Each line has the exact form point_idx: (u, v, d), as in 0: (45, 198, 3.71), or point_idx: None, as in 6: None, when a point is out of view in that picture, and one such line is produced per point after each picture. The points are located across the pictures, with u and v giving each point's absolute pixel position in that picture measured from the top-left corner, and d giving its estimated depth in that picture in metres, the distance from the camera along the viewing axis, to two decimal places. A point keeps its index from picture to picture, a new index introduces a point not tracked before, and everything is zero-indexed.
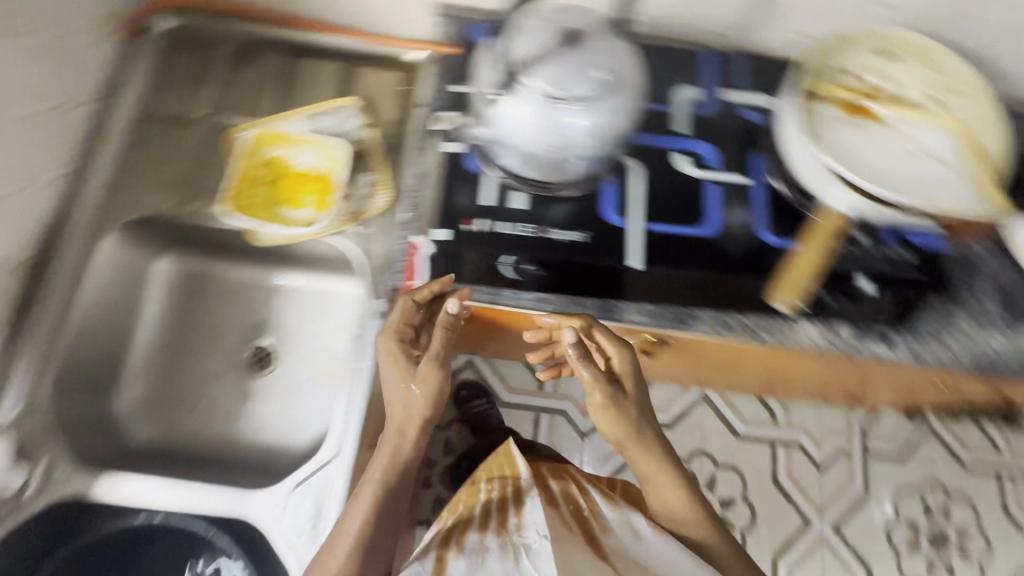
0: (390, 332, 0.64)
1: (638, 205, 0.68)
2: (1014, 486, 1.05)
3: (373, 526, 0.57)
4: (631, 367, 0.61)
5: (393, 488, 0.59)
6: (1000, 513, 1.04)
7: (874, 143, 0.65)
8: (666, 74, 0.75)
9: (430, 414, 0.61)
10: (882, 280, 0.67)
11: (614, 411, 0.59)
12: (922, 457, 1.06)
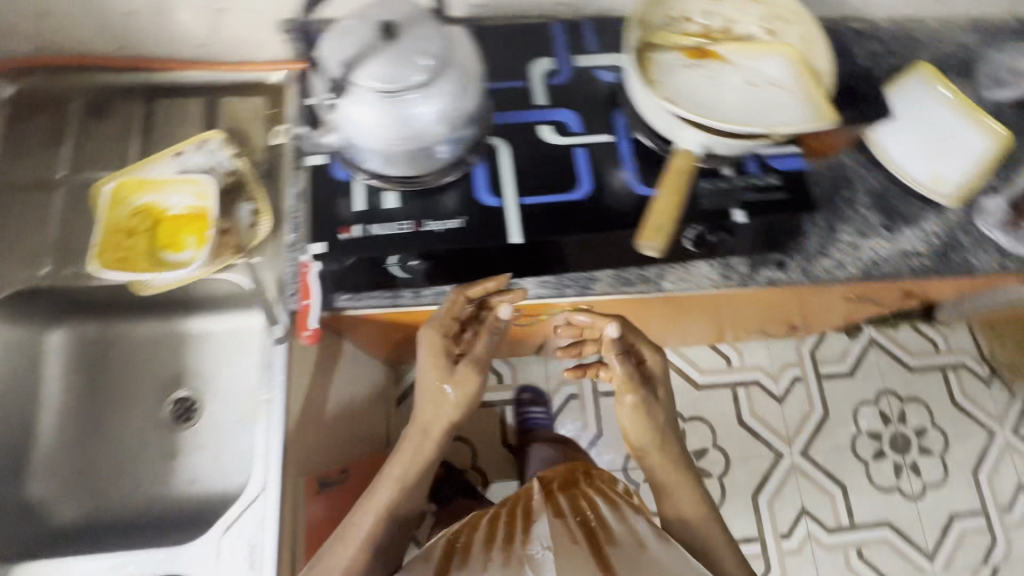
0: (440, 329, 0.67)
1: (508, 181, 0.69)
2: (954, 373, 1.39)
3: (381, 519, 0.66)
4: (655, 368, 0.78)
5: (415, 484, 0.69)
6: (952, 402, 1.38)
7: (716, 80, 0.68)
8: (519, 50, 0.76)
9: (455, 421, 0.70)
10: (752, 208, 0.71)
11: (632, 401, 0.75)
12: (865, 369, 1.39)
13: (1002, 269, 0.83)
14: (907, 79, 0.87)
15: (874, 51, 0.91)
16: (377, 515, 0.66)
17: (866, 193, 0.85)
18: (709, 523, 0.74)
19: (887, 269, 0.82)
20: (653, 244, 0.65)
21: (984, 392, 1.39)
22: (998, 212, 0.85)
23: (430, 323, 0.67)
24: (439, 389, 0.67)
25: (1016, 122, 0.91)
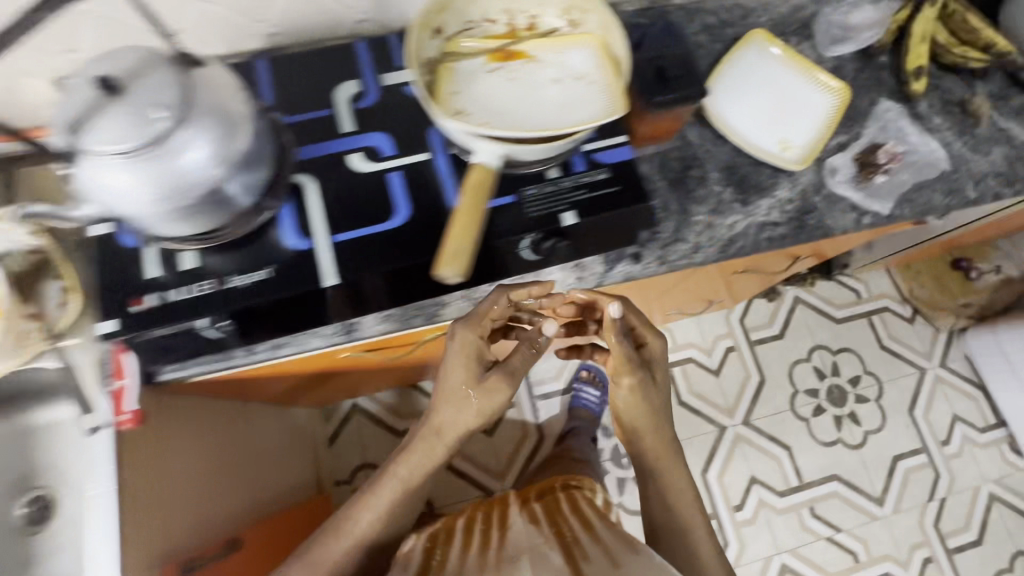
0: (476, 331, 0.67)
1: (317, 219, 0.64)
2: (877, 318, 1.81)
3: (378, 522, 0.74)
4: (656, 353, 0.78)
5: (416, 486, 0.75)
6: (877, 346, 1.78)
7: (518, 84, 0.65)
8: (323, 77, 0.71)
9: (470, 429, 0.71)
10: (584, 208, 0.67)
11: (637, 386, 0.75)
12: (795, 327, 1.78)
13: (859, 225, 0.82)
14: (742, 50, 0.87)
15: (709, 24, 0.89)
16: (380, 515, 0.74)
17: (718, 169, 0.83)
18: (692, 516, 0.80)
19: (746, 245, 0.80)
20: (451, 271, 0.61)
21: (904, 329, 1.80)
22: (848, 170, 0.85)
23: (467, 320, 0.66)
24: (465, 395, 0.68)
25: (857, 76, 0.91)
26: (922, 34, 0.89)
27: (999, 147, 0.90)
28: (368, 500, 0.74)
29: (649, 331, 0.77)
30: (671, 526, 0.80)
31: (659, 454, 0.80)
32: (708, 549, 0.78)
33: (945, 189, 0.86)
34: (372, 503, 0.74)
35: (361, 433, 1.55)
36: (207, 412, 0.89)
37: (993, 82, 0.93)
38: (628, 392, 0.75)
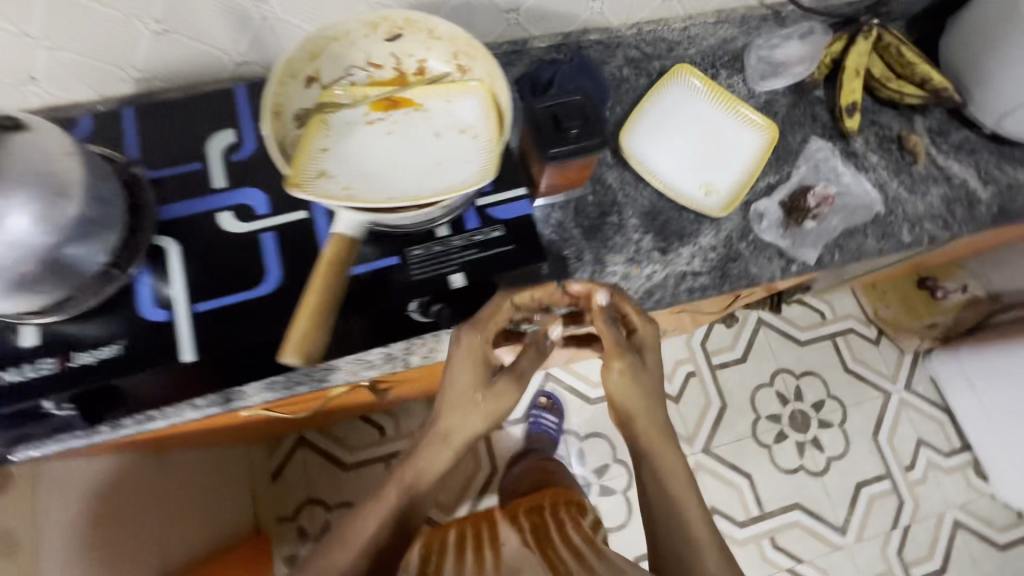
0: (484, 335, 0.59)
1: (177, 286, 0.59)
2: (842, 339, 1.56)
3: (383, 534, 0.58)
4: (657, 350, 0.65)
5: (409, 510, 0.60)
6: (842, 370, 1.53)
7: (398, 138, 0.60)
8: (195, 126, 0.65)
9: (479, 434, 0.60)
10: (473, 269, 0.62)
11: (640, 378, 0.63)
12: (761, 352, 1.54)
13: (787, 274, 0.78)
14: (666, 86, 0.83)
15: (635, 56, 0.84)
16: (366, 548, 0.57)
17: (636, 214, 0.78)
18: (713, 540, 0.61)
19: (664, 297, 0.76)
20: (293, 355, 0.49)
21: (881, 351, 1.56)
22: (775, 214, 0.80)
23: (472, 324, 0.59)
24: (473, 400, 0.58)
25: (790, 112, 0.87)
26: (855, 66, 0.84)
27: (937, 187, 0.86)
28: (354, 528, 0.59)
29: (643, 322, 0.65)
30: (678, 554, 0.60)
31: (655, 443, 0.65)
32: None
33: (879, 233, 0.82)
34: (357, 533, 0.58)
35: (306, 469, 1.44)
36: (98, 476, 0.86)
37: (931, 117, 0.89)
38: (621, 374, 0.62)
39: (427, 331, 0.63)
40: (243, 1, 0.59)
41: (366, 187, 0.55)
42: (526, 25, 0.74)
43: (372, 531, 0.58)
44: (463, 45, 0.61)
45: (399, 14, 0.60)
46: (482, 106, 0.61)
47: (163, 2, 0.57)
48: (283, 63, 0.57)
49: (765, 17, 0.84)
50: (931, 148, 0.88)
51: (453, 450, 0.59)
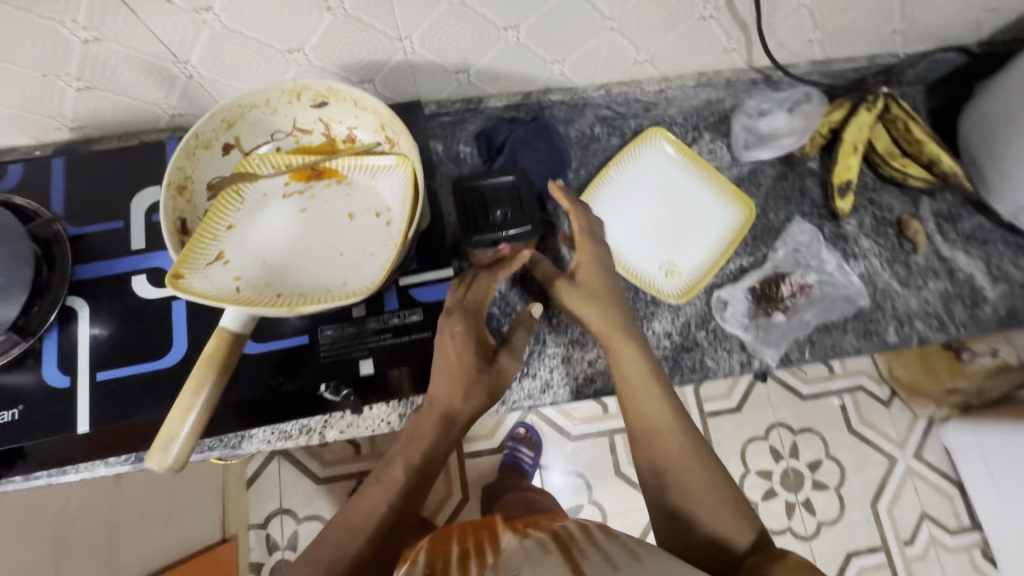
0: (473, 312, 0.57)
1: (84, 353, 0.59)
2: (849, 394, 1.14)
3: (381, 503, 0.48)
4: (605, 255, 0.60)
5: (412, 483, 0.49)
6: (847, 429, 1.12)
7: (314, 216, 0.56)
8: (122, 182, 0.64)
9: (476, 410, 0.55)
10: (383, 356, 0.60)
11: (592, 279, 0.58)
12: (755, 407, 1.13)
13: (746, 369, 0.71)
14: (638, 149, 0.77)
15: (606, 115, 0.77)
16: (369, 522, 0.46)
17: None
18: (694, 446, 0.48)
19: (606, 384, 0.70)
20: (156, 459, 0.46)
21: (885, 414, 1.12)
22: (742, 302, 0.73)
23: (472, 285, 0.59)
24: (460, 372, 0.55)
25: (776, 185, 0.79)
26: (853, 141, 0.75)
27: (937, 281, 0.76)
28: (348, 513, 0.48)
29: (582, 238, 0.60)
30: (653, 464, 0.48)
31: (612, 340, 0.55)
32: (713, 486, 0.45)
33: (860, 330, 0.74)
34: (353, 512, 0.48)
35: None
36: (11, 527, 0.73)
37: (940, 199, 0.80)
38: (570, 293, 0.59)
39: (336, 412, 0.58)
40: (164, 63, 0.57)
41: (268, 276, 0.52)
42: (479, 83, 0.69)
43: (369, 514, 0.47)
44: (387, 119, 0.57)
45: (321, 83, 0.56)
46: (404, 188, 0.57)
47: (78, 64, 0.55)
48: (192, 136, 0.54)
49: (754, 81, 0.76)
50: (935, 233, 0.79)
51: (457, 425, 0.54)
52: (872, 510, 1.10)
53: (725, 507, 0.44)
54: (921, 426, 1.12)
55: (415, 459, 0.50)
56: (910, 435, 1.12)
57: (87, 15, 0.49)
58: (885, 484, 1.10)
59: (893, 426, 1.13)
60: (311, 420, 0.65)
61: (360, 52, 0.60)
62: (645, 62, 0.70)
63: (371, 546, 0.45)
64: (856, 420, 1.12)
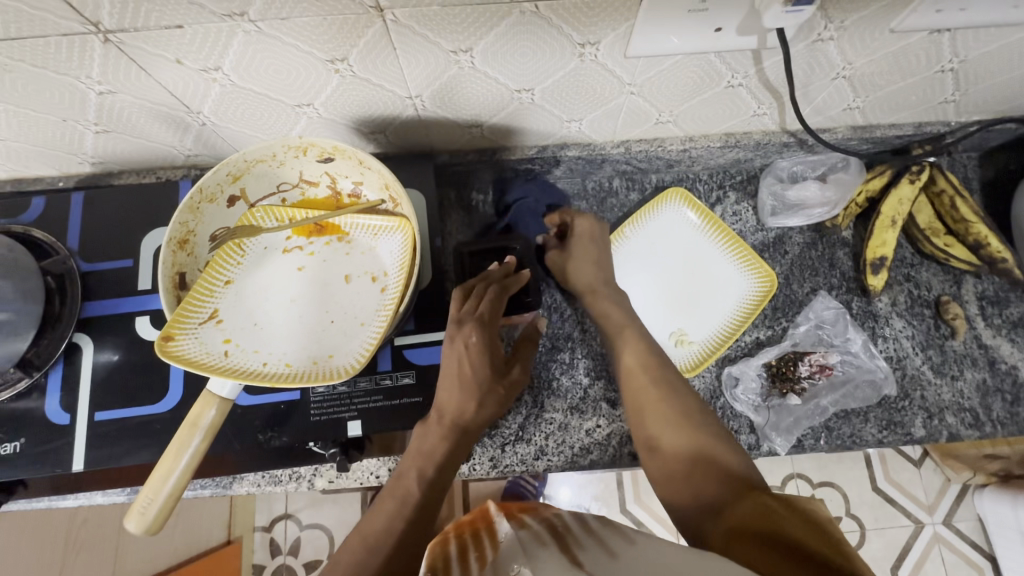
0: (485, 324, 0.59)
1: (85, 390, 0.60)
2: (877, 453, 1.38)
3: (398, 516, 0.51)
4: (596, 240, 0.70)
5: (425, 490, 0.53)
6: (869, 490, 1.37)
7: (312, 276, 0.56)
8: (136, 219, 0.65)
9: (477, 415, 0.58)
10: (371, 419, 0.58)
11: (583, 260, 0.68)
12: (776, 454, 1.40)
13: (754, 453, 0.67)
14: (658, 208, 0.74)
15: (625, 169, 0.75)
16: (391, 529, 0.50)
17: (588, 356, 0.70)
18: (678, 400, 0.53)
19: (603, 457, 0.67)
20: (132, 522, 0.46)
21: (912, 470, 1.38)
22: (755, 379, 0.69)
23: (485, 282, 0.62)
24: (468, 378, 0.57)
25: (803, 253, 0.74)
26: (893, 214, 0.70)
27: (974, 371, 0.71)
28: (364, 530, 0.51)
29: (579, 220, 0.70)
30: (638, 410, 0.54)
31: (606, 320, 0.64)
32: (696, 434, 0.49)
33: (883, 420, 0.68)
34: (371, 528, 0.50)
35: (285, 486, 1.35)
36: None
37: (984, 282, 0.74)
38: (559, 263, 0.69)
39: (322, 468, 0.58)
40: (177, 112, 0.57)
41: (261, 339, 0.52)
42: (494, 137, 0.68)
43: (385, 529, 0.50)
44: (390, 181, 0.55)
45: (327, 142, 0.54)
46: (403, 253, 0.56)
47: (95, 111, 0.56)
48: (195, 192, 0.54)
49: (786, 143, 0.71)
50: (977, 318, 0.73)
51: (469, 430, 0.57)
52: (934, 566, 1.33)
53: (708, 441, 0.49)
54: (960, 486, 1.36)
55: (429, 473, 0.54)
56: (940, 500, 1.36)
57: (101, 72, 0.50)
58: (920, 545, 1.34)
59: (932, 486, 1.37)
60: (302, 468, 0.65)
61: (370, 107, 0.59)
62: (666, 122, 0.67)
63: (394, 555, 0.47)
64: (901, 476, 1.37)
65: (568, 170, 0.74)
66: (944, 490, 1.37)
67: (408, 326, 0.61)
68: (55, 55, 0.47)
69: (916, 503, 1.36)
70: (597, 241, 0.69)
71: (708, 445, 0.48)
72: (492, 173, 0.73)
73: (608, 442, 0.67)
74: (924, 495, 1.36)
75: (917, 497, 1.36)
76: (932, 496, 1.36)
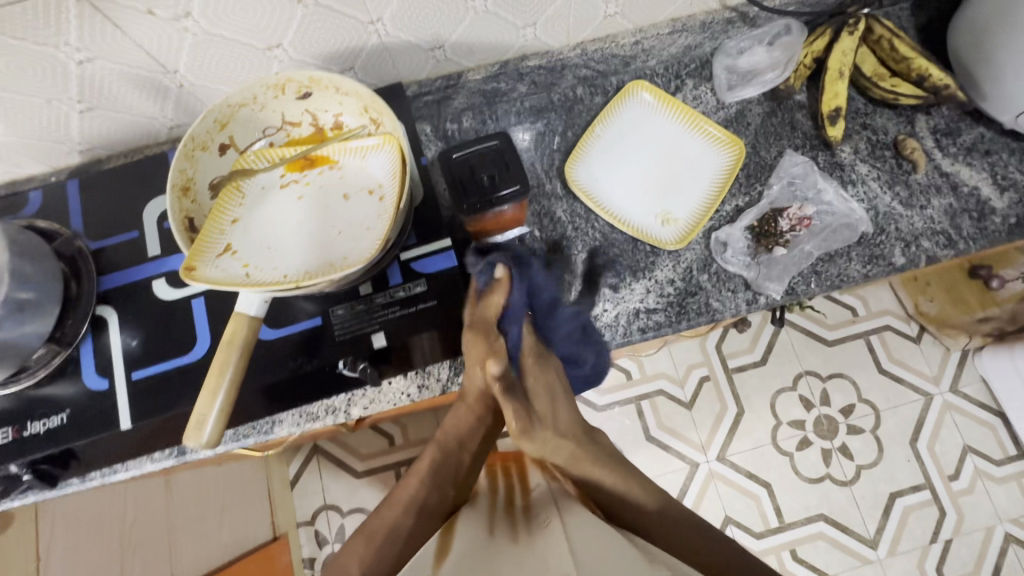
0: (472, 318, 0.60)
1: (117, 355, 0.63)
2: (875, 337, 1.46)
3: (417, 491, 0.57)
4: (552, 385, 0.58)
5: (440, 460, 0.59)
6: (874, 372, 1.43)
7: (311, 202, 0.59)
8: (132, 195, 0.68)
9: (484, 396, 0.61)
10: (393, 328, 0.63)
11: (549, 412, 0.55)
12: (780, 353, 1.47)
13: (753, 307, 0.71)
14: (623, 103, 0.78)
15: (586, 75, 0.78)
16: (408, 506, 0.55)
17: (586, 250, 0.74)
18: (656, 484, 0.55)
19: (615, 337, 0.71)
20: (191, 439, 0.50)
21: (914, 347, 1.44)
22: (742, 242, 0.74)
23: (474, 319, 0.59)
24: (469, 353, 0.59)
25: (765, 122, 0.79)
26: (839, 67, 0.74)
27: (940, 198, 0.75)
28: (389, 504, 0.55)
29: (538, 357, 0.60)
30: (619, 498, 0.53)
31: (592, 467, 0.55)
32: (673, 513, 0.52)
33: (866, 256, 0.73)
34: (396, 499, 0.56)
35: (321, 474, 1.37)
36: None
37: (935, 116, 0.78)
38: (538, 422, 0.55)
39: (354, 387, 0.62)
40: (155, 75, 0.60)
41: (275, 261, 0.55)
42: (457, 58, 0.71)
43: (413, 498, 0.56)
44: (369, 100, 0.59)
45: (302, 74, 0.58)
46: (392, 163, 0.59)
47: (77, 85, 0.58)
48: (188, 140, 0.57)
49: (730, 20, 0.75)
50: (934, 151, 0.77)
51: (472, 402, 0.61)
52: (949, 433, 1.39)
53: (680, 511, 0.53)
54: (960, 354, 1.43)
55: (440, 447, 0.60)
56: (945, 369, 1.43)
57: (78, 36, 0.52)
58: (932, 416, 1.40)
59: (934, 360, 1.44)
60: (334, 400, 0.65)
61: (337, 40, 0.62)
62: (613, 14, 0.70)
63: (415, 526, 0.54)
64: (903, 353, 1.44)
65: (532, 84, 0.77)
66: (946, 361, 1.43)
67: (410, 241, 0.65)
68: (33, 23, 0.50)
69: (921, 377, 1.43)
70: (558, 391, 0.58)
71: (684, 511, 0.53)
72: (463, 101, 0.77)
73: (616, 322, 0.71)
74: (928, 369, 1.43)
75: (921, 371, 1.43)
76: (935, 368, 1.43)
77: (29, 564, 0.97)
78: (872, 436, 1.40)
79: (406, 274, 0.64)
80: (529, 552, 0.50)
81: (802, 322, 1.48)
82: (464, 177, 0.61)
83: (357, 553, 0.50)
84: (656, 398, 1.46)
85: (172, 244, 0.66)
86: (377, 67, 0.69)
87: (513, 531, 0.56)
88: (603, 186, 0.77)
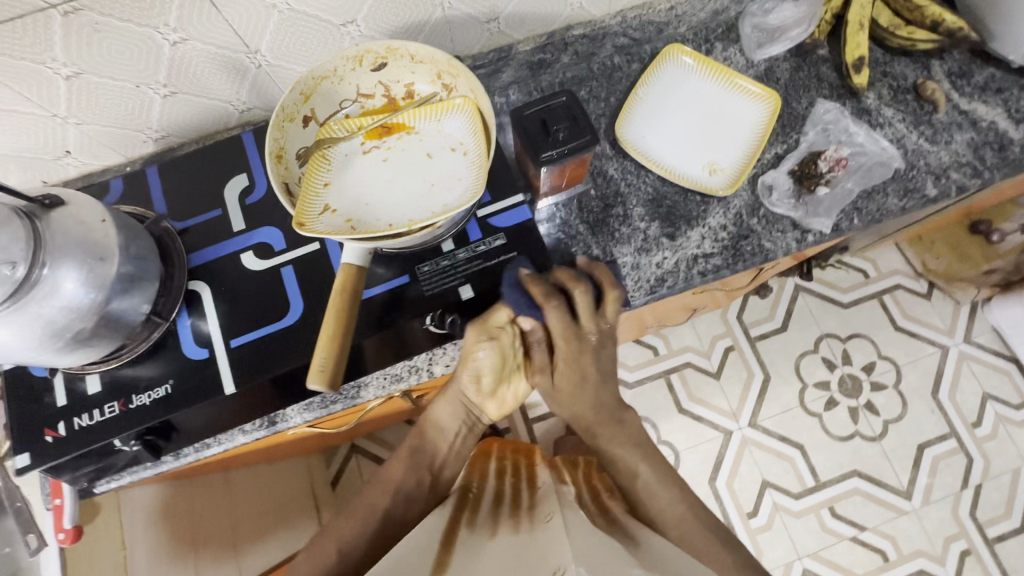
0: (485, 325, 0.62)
1: (213, 326, 0.65)
2: (889, 295, 1.51)
3: (404, 480, 0.68)
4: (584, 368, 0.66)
5: (419, 445, 0.71)
6: (891, 329, 1.49)
7: (396, 164, 0.62)
8: (210, 177, 0.70)
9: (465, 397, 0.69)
10: (479, 280, 0.66)
11: (566, 391, 0.67)
12: (800, 318, 1.51)
13: (803, 244, 0.76)
14: (661, 67, 0.83)
15: (624, 43, 0.83)
16: (392, 489, 0.67)
17: (641, 204, 0.78)
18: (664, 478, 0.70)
19: (677, 283, 0.75)
20: (318, 380, 0.53)
21: (925, 303, 1.50)
22: (786, 187, 0.78)
23: (468, 328, 0.62)
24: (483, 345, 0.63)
25: (793, 76, 0.84)
26: (858, 19, 0.80)
27: (963, 133, 0.81)
28: (377, 484, 0.69)
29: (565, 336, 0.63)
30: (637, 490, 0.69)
31: (622, 449, 0.69)
32: (673, 511, 0.68)
33: (901, 191, 0.78)
34: (385, 479, 0.69)
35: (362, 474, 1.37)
36: None
37: (948, 61, 0.84)
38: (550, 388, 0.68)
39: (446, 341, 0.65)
40: (238, 55, 0.63)
41: (370, 218, 0.59)
42: (509, 30, 0.75)
43: (398, 482, 0.68)
44: (445, 65, 0.63)
45: (382, 44, 0.62)
46: (470, 122, 0.63)
47: (166, 69, 0.61)
48: (279, 111, 0.61)
49: None
50: (950, 92, 0.83)
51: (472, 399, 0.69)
52: (967, 381, 1.45)
53: (679, 507, 0.68)
54: (969, 306, 1.49)
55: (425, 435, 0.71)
56: (958, 322, 1.49)
57: (178, 16, 0.56)
58: (950, 367, 1.46)
59: (946, 313, 1.50)
60: (417, 360, 0.70)
61: (406, 14, 0.66)
62: None
63: (394, 506, 0.66)
64: (917, 308, 1.50)
65: (575, 54, 0.82)
66: (959, 313, 1.49)
67: (485, 200, 0.68)
68: (140, 4, 0.53)
69: (936, 330, 1.48)
70: (583, 376, 0.66)
71: (677, 505, 0.68)
72: (511, 74, 0.81)
73: (677, 267, 0.75)
74: (942, 322, 1.49)
75: (935, 325, 1.49)
76: (948, 322, 1.49)
77: (118, 556, 0.84)
78: (896, 391, 1.45)
79: (484, 230, 0.67)
80: (528, 540, 0.61)
81: (818, 285, 1.53)
82: (536, 133, 0.65)
83: (349, 529, 0.64)
84: (685, 370, 1.49)
85: (253, 220, 0.69)
86: (434, 40, 0.73)
87: (512, 523, 0.67)
88: (651, 144, 0.81)
